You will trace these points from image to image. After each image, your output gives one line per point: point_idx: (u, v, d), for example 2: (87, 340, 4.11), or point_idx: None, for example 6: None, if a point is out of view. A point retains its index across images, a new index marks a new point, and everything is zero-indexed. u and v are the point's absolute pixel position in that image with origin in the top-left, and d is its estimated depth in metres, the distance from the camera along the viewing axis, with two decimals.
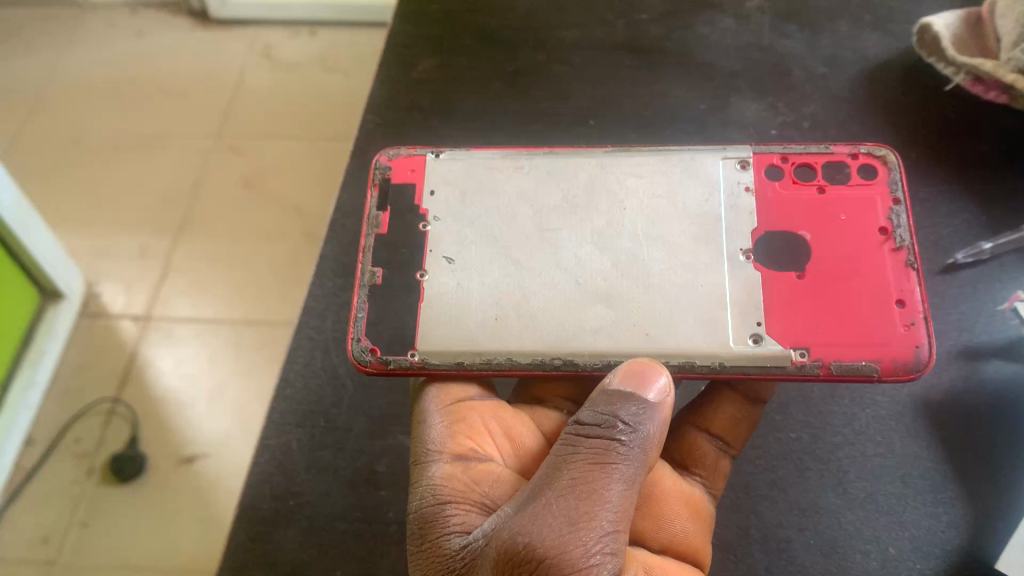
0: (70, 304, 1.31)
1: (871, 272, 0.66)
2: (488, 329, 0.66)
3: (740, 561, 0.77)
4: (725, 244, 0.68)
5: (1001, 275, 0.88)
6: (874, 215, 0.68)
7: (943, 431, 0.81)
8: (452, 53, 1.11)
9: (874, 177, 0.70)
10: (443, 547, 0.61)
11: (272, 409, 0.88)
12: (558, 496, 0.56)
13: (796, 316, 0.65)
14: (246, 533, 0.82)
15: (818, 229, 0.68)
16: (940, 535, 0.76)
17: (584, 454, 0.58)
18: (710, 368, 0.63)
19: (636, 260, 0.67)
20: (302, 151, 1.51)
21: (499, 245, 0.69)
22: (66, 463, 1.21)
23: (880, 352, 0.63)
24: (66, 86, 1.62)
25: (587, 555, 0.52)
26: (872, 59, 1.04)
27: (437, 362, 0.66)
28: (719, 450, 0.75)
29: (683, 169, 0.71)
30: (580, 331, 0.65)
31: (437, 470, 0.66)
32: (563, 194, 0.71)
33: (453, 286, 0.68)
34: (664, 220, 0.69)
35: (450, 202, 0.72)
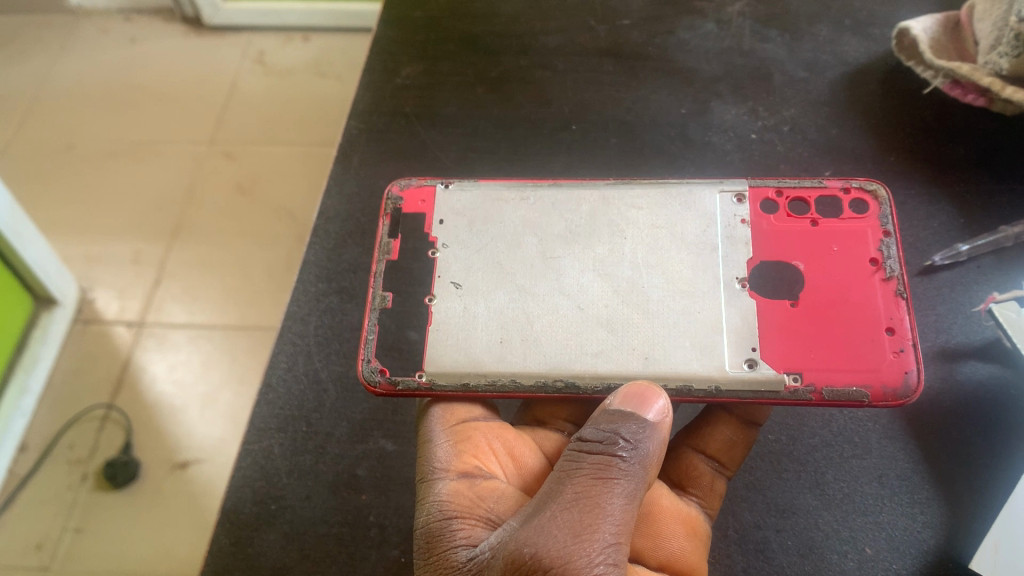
0: (64, 310, 1.30)
1: (861, 301, 0.68)
2: (493, 353, 0.68)
3: (720, 562, 0.71)
4: (721, 272, 0.70)
5: (978, 278, 0.84)
6: (866, 246, 0.70)
7: (922, 432, 0.75)
8: (435, 59, 1.09)
9: (866, 210, 0.72)
10: (449, 560, 0.60)
11: (254, 414, 0.81)
12: (562, 509, 0.55)
13: (790, 342, 0.67)
14: (226, 536, 0.75)
15: (812, 259, 0.70)
16: (916, 535, 0.71)
17: (586, 471, 0.58)
18: (706, 392, 0.65)
19: (635, 286, 0.69)
20: (295, 156, 1.53)
21: (504, 272, 0.71)
22: (59, 469, 1.20)
23: (870, 378, 0.65)
24: (60, 94, 1.63)
25: (591, 564, 0.52)
26: (851, 62, 1.03)
27: (444, 383, 0.68)
28: (716, 471, 0.73)
29: (683, 201, 0.73)
30: (583, 355, 0.67)
31: (443, 487, 0.66)
32: (566, 225, 0.73)
33: (459, 310, 0.70)
34: (664, 249, 0.71)
35: (459, 231, 0.74)
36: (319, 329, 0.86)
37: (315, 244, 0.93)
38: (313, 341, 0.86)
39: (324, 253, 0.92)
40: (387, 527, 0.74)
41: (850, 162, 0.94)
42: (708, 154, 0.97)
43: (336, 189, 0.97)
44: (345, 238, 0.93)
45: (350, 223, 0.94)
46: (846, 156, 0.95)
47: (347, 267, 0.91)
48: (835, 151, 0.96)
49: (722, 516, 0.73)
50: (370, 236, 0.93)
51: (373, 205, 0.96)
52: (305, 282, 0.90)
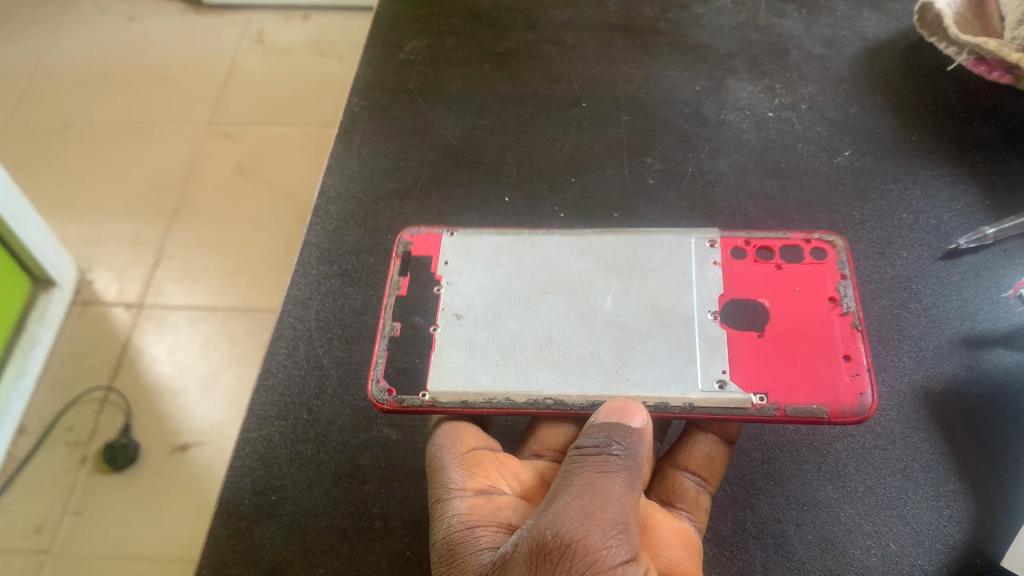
0: (62, 291, 1.27)
1: (821, 332, 0.66)
2: (489, 373, 0.65)
3: (735, 559, 0.68)
4: (696, 304, 0.67)
5: (1005, 261, 0.81)
6: (825, 287, 0.68)
7: (946, 422, 0.73)
8: (440, 34, 1.05)
9: (825, 256, 0.70)
10: (477, 563, 0.57)
11: (252, 401, 0.78)
12: (569, 497, 0.53)
13: (759, 366, 0.64)
14: (224, 528, 0.72)
15: (779, 297, 0.68)
16: (941, 530, 0.68)
17: (586, 466, 0.55)
18: (680, 409, 0.63)
19: (617, 319, 0.66)
20: (294, 135, 1.50)
21: (497, 302, 0.68)
22: (57, 452, 1.17)
23: (830, 398, 0.63)
24: (56, 73, 1.60)
25: (607, 538, 0.49)
26: (871, 38, 0.99)
27: (446, 400, 0.65)
28: (698, 486, 0.70)
29: (662, 244, 0.71)
30: (566, 384, 0.64)
31: (461, 500, 0.63)
32: (538, 264, 0.70)
33: (459, 340, 0.67)
34: (644, 286, 0.68)
35: (458, 270, 0.71)
36: (320, 314, 0.83)
37: (316, 225, 0.90)
38: (315, 326, 0.83)
39: (325, 235, 0.89)
40: (392, 519, 0.71)
41: (869, 142, 0.91)
42: (723, 133, 0.94)
43: (338, 168, 0.94)
44: (347, 219, 0.90)
45: (353, 204, 0.91)
46: (865, 135, 0.92)
47: (349, 250, 0.88)
48: (854, 130, 0.92)
49: (741, 510, 0.70)
50: (372, 217, 0.90)
51: (376, 184, 0.93)
52: (306, 265, 0.87)
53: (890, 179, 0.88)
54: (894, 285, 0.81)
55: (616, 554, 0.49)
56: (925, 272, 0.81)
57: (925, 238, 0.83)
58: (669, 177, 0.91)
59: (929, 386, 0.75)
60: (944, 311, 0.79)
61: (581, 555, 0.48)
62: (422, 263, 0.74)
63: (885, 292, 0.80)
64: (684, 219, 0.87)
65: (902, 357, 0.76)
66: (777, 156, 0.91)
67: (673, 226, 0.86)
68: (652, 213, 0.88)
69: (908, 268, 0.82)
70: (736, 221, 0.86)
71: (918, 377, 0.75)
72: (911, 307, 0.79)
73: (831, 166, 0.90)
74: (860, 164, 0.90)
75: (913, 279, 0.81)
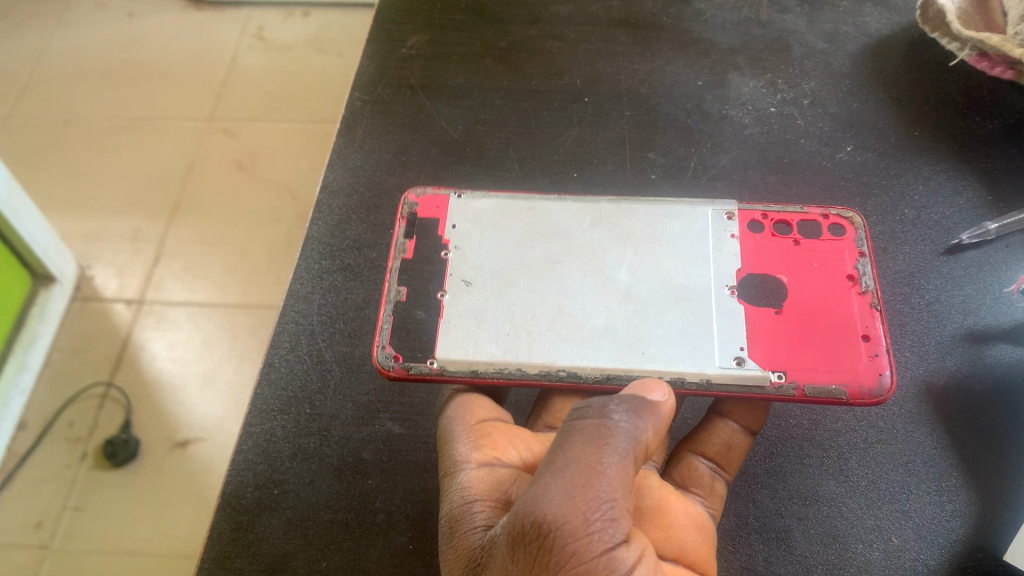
0: (63, 287, 1.27)
1: (839, 311, 0.66)
2: (501, 343, 0.65)
3: (738, 553, 0.68)
4: (711, 276, 0.67)
5: (1007, 256, 0.81)
6: (843, 265, 0.68)
7: (948, 416, 0.73)
8: (442, 29, 1.05)
9: (843, 233, 0.70)
10: (471, 541, 0.57)
11: (254, 395, 0.78)
12: (558, 469, 0.51)
13: (775, 342, 0.65)
14: (226, 522, 0.71)
15: (796, 272, 0.68)
16: (944, 525, 0.68)
17: (582, 433, 0.53)
18: (697, 385, 0.63)
19: (631, 291, 0.66)
20: (295, 131, 1.50)
21: (512, 271, 0.68)
22: (57, 447, 1.16)
23: (848, 377, 0.63)
24: (57, 68, 1.59)
25: (587, 524, 0.49)
26: (873, 34, 0.99)
27: (455, 370, 0.64)
28: (714, 473, 0.70)
29: (678, 215, 0.71)
30: (579, 357, 0.64)
31: (466, 471, 0.63)
32: (547, 234, 0.70)
33: (469, 308, 0.67)
34: (659, 258, 0.68)
35: (472, 237, 0.71)
36: (322, 309, 0.83)
37: (317, 219, 0.89)
38: (317, 320, 0.83)
39: (327, 229, 0.89)
40: (394, 513, 0.72)
41: (872, 138, 0.91)
42: (725, 128, 0.94)
43: (340, 163, 0.94)
44: (349, 213, 0.90)
45: (355, 198, 0.91)
46: (868, 131, 0.92)
47: (351, 243, 0.88)
48: (856, 125, 0.92)
49: (743, 504, 0.70)
50: (375, 211, 0.90)
51: (378, 178, 0.93)
52: (308, 259, 0.87)
53: (893, 174, 0.88)
54: (895, 280, 0.81)
55: (599, 541, 0.49)
56: (926, 267, 0.81)
57: (928, 233, 0.83)
58: (671, 172, 0.90)
59: (931, 380, 0.75)
60: (946, 306, 0.79)
61: (560, 547, 0.48)
62: (428, 227, 0.73)
63: (887, 288, 0.80)
64: None
65: (904, 352, 0.76)
66: (779, 151, 0.91)
67: None
68: None
69: (910, 263, 0.82)
70: None
71: (920, 371, 0.75)
72: (913, 302, 0.79)
73: (833, 161, 0.90)
74: (863, 159, 0.90)
75: (915, 274, 0.81)
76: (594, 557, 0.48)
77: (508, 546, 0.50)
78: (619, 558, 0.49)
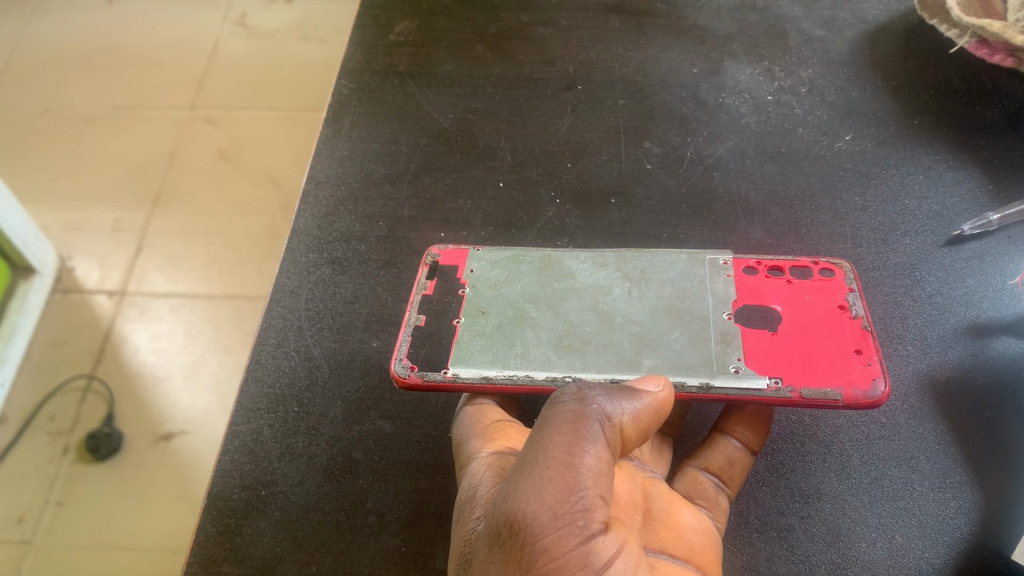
0: (43, 279, 1.24)
1: (832, 334, 0.63)
2: (511, 359, 0.63)
3: (740, 552, 0.66)
4: (710, 305, 0.65)
5: (1009, 248, 0.79)
6: (833, 296, 0.66)
7: (952, 413, 0.71)
8: (431, 16, 1.04)
9: (832, 274, 0.67)
10: (468, 523, 0.54)
11: (241, 393, 0.76)
12: (530, 461, 0.47)
13: (776, 362, 0.62)
14: (213, 525, 0.69)
15: (790, 303, 0.66)
16: (949, 521, 0.66)
17: (553, 422, 0.49)
18: (698, 388, 0.61)
19: (632, 317, 0.65)
20: (279, 119, 1.47)
21: (525, 301, 0.67)
22: (39, 441, 1.13)
23: (843, 382, 0.61)
24: (35, 55, 1.56)
25: (556, 519, 0.45)
26: (871, 20, 0.98)
27: (467, 375, 0.63)
28: (717, 489, 0.67)
29: (676, 260, 0.69)
30: (586, 369, 0.62)
31: (478, 460, 0.61)
32: (556, 275, 0.68)
33: (486, 333, 0.65)
34: (659, 292, 0.66)
35: (486, 275, 0.70)
36: (310, 303, 0.81)
37: (305, 212, 0.88)
38: (304, 316, 0.80)
39: (314, 222, 0.87)
40: (386, 514, 0.69)
41: (871, 126, 0.89)
42: (722, 116, 0.92)
43: (327, 153, 0.92)
44: (337, 205, 0.88)
45: (342, 189, 0.89)
46: (866, 119, 0.90)
47: (339, 236, 0.86)
48: (855, 113, 0.91)
49: (744, 503, 0.68)
50: (363, 203, 0.88)
51: (367, 169, 0.91)
52: (295, 253, 0.85)
53: (892, 163, 0.86)
54: (896, 272, 0.79)
55: (571, 535, 0.45)
56: (928, 259, 0.79)
57: (928, 223, 0.82)
58: (668, 161, 0.89)
59: (934, 374, 0.73)
60: (948, 298, 0.77)
61: (530, 543, 0.45)
62: (449, 272, 0.72)
63: (888, 279, 0.79)
64: (683, 205, 0.85)
65: (906, 346, 0.75)
66: (776, 140, 0.90)
67: (674, 213, 0.84)
68: (651, 199, 0.86)
69: (911, 255, 0.80)
70: (737, 208, 0.84)
71: (923, 366, 0.73)
72: (914, 295, 0.77)
73: (831, 150, 0.88)
74: (862, 148, 0.88)
75: (916, 266, 0.79)
76: (567, 551, 0.44)
77: (487, 548, 0.47)
78: (595, 551, 0.45)
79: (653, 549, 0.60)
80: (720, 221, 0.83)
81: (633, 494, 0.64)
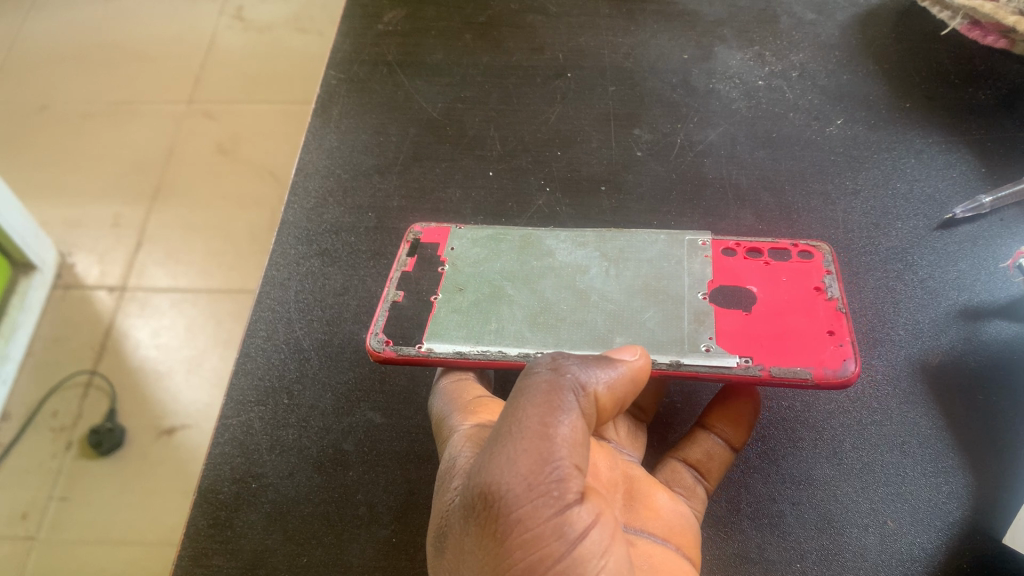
0: (43, 275, 1.23)
1: (805, 313, 0.62)
2: (484, 334, 0.63)
3: (731, 539, 0.66)
4: (685, 286, 0.65)
5: (1003, 230, 0.78)
6: (810, 279, 0.65)
7: (944, 398, 0.70)
8: (420, 6, 1.04)
9: (811, 256, 0.66)
10: (444, 494, 0.53)
11: (231, 386, 0.76)
12: (507, 433, 0.46)
13: (747, 340, 0.61)
14: (204, 518, 0.69)
15: (766, 285, 0.65)
16: (940, 506, 0.66)
17: (527, 393, 0.48)
18: (668, 365, 0.60)
19: (607, 297, 0.65)
20: (275, 113, 1.47)
21: (503, 281, 0.67)
22: (42, 437, 1.13)
23: (812, 360, 0.60)
24: (31, 51, 1.55)
25: (531, 488, 0.44)
26: (862, 3, 0.97)
27: (441, 350, 0.63)
28: (696, 480, 0.66)
29: (655, 241, 0.69)
30: (558, 345, 0.62)
31: (460, 432, 0.60)
32: (535, 255, 0.68)
33: (461, 308, 0.65)
34: (636, 272, 0.66)
35: (463, 256, 0.70)
36: (300, 295, 0.81)
37: (294, 204, 0.87)
38: (294, 307, 0.80)
39: (304, 213, 0.87)
40: (376, 505, 0.69)
41: (862, 110, 0.89)
42: (713, 102, 0.92)
43: (317, 144, 0.92)
44: (326, 196, 0.88)
45: (331, 179, 0.89)
46: (859, 103, 0.89)
47: (329, 227, 0.85)
48: (847, 97, 0.90)
49: (735, 490, 0.68)
50: (352, 194, 0.87)
51: (356, 159, 0.90)
52: (284, 245, 0.85)
53: (883, 147, 0.86)
54: (888, 257, 0.79)
55: (546, 506, 0.44)
56: (920, 243, 0.79)
57: (921, 207, 0.81)
58: (658, 148, 0.88)
59: (926, 359, 0.72)
60: (941, 282, 0.76)
61: (505, 514, 0.44)
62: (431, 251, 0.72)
63: (879, 264, 0.78)
64: (674, 191, 0.84)
65: (898, 330, 0.74)
66: (767, 125, 0.89)
67: (665, 200, 0.84)
68: (641, 186, 0.85)
69: (903, 239, 0.79)
70: (727, 193, 0.84)
71: (915, 351, 0.73)
72: (907, 279, 0.77)
73: (823, 135, 0.88)
74: (853, 132, 0.87)
75: (908, 250, 0.79)
76: (542, 522, 0.44)
77: (462, 520, 0.46)
78: (570, 522, 0.44)
79: (634, 527, 0.59)
80: (711, 207, 0.83)
81: (613, 474, 0.63)
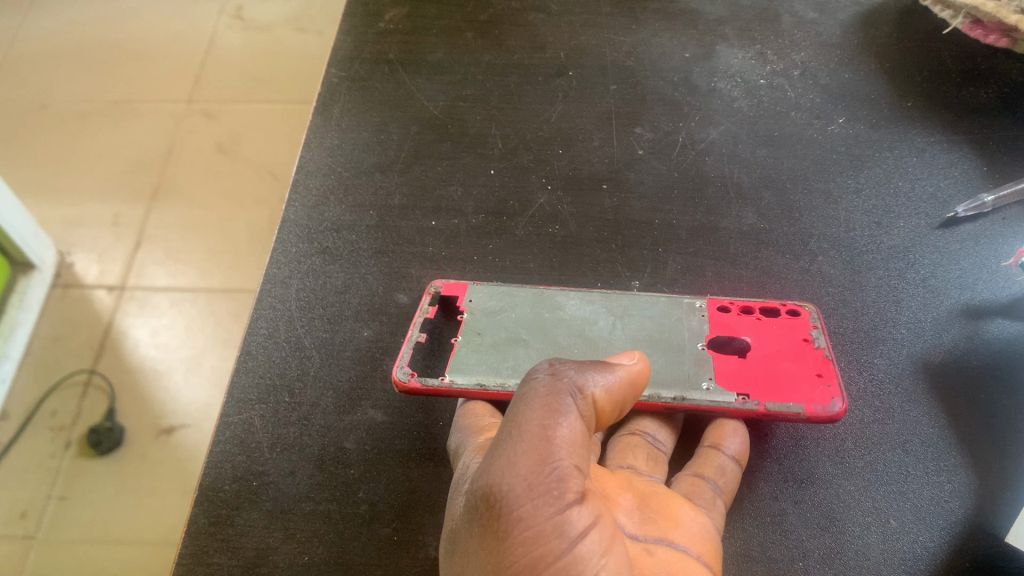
0: (42, 274, 1.23)
1: (795, 360, 0.65)
2: (500, 373, 0.64)
3: (734, 537, 0.65)
4: (687, 339, 0.66)
5: (1005, 229, 0.78)
6: (797, 331, 0.67)
7: (946, 397, 0.70)
8: (421, 5, 1.04)
9: (797, 314, 0.69)
10: (453, 505, 0.53)
11: (232, 384, 0.76)
12: (507, 436, 0.46)
13: (741, 382, 0.64)
14: (205, 516, 0.69)
15: (758, 335, 0.67)
16: (943, 505, 0.66)
17: (526, 396, 0.48)
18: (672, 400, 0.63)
19: (616, 346, 0.66)
20: (275, 112, 1.47)
21: (518, 326, 0.68)
22: (41, 437, 1.13)
23: (803, 398, 0.62)
24: (30, 50, 1.55)
25: (531, 488, 0.44)
26: (863, 3, 0.97)
27: (462, 381, 0.64)
28: (714, 496, 0.64)
29: (656, 302, 0.70)
30: None
31: (472, 445, 0.60)
32: (546, 304, 0.69)
33: (482, 349, 0.66)
34: (641, 325, 0.67)
35: (480, 300, 0.71)
36: (301, 293, 0.81)
37: (295, 202, 0.87)
38: (295, 306, 0.80)
39: (305, 211, 0.86)
40: (378, 503, 0.68)
41: (863, 109, 0.89)
42: (714, 100, 0.92)
43: (317, 142, 0.92)
44: (327, 195, 0.88)
45: (332, 178, 0.89)
46: (860, 102, 0.89)
47: (330, 225, 0.85)
48: (849, 96, 0.90)
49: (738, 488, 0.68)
50: (353, 193, 0.87)
51: (356, 157, 0.90)
52: (285, 244, 0.84)
53: (885, 146, 0.86)
54: (890, 255, 0.78)
55: (547, 505, 0.44)
56: (922, 241, 0.79)
57: (922, 206, 0.81)
58: (659, 146, 0.88)
59: (928, 358, 0.72)
60: (943, 281, 0.76)
61: (506, 514, 0.44)
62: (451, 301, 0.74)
63: (881, 262, 0.78)
64: (675, 190, 0.84)
65: (900, 329, 0.74)
66: (768, 124, 0.89)
67: (667, 199, 0.84)
68: (642, 184, 0.85)
69: (905, 237, 0.79)
70: (729, 192, 0.84)
71: (917, 350, 0.73)
72: (909, 277, 0.77)
73: (824, 134, 0.87)
74: (854, 131, 0.87)
75: (910, 249, 0.79)
76: (543, 521, 0.44)
77: (466, 525, 0.46)
78: (570, 521, 0.44)
79: (653, 537, 0.57)
80: (712, 206, 0.83)
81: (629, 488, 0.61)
